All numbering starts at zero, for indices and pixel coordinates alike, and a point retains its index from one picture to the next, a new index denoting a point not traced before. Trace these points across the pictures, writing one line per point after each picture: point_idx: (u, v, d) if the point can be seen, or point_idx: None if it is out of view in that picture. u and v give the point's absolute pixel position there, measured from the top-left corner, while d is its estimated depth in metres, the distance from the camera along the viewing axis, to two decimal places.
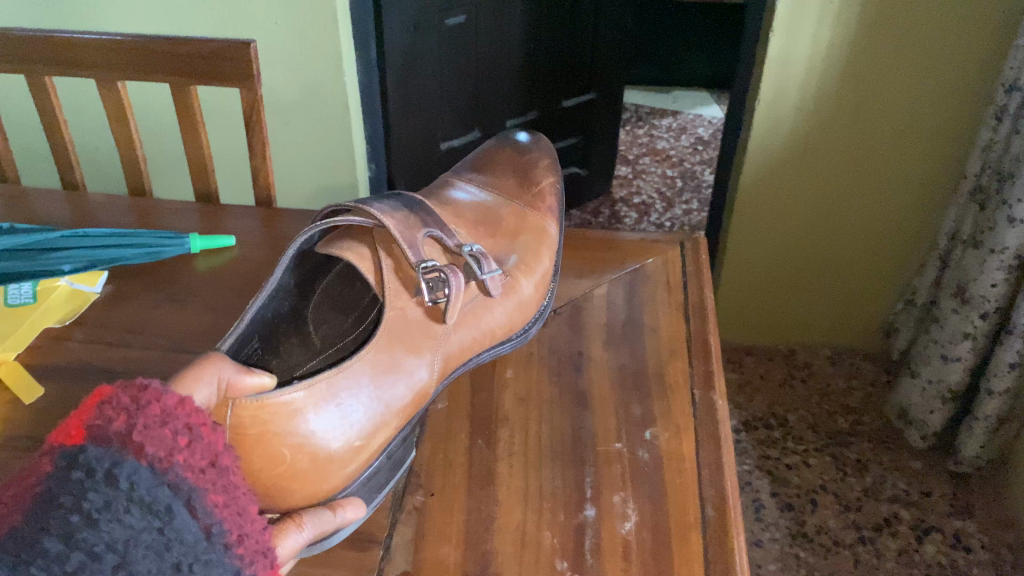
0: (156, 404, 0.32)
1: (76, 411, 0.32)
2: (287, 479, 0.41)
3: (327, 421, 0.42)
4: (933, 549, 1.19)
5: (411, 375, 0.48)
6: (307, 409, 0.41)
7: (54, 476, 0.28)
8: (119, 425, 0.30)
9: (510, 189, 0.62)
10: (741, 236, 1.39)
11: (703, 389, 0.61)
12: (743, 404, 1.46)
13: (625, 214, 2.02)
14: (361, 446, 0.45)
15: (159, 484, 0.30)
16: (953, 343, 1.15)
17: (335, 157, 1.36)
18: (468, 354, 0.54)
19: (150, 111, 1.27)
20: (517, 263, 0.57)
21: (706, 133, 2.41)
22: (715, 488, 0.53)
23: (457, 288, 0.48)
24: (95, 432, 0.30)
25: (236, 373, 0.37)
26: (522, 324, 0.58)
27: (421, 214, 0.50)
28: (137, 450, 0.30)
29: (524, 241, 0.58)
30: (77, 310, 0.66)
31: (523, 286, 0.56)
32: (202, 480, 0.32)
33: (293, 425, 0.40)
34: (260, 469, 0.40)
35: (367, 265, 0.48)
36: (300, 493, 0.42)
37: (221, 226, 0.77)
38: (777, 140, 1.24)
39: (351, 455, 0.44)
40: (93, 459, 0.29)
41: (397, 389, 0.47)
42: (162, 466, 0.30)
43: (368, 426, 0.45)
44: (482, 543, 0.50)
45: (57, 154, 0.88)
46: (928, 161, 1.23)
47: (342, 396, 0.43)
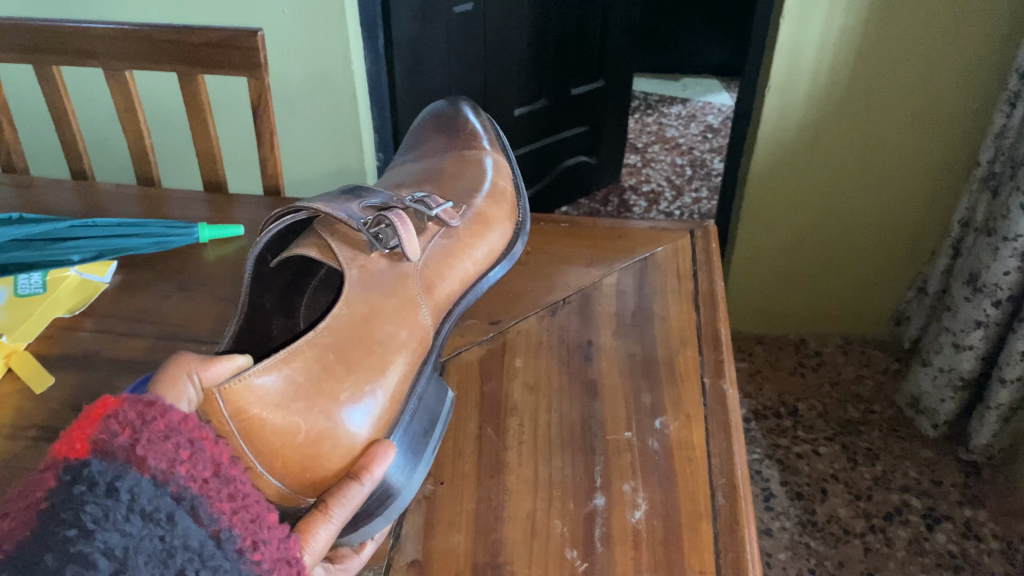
0: (161, 420, 0.32)
1: (78, 421, 0.32)
2: (315, 444, 0.41)
3: (321, 380, 0.42)
4: (944, 538, 1.18)
5: (407, 320, 0.48)
6: (291, 377, 0.40)
7: (59, 491, 0.28)
8: (123, 439, 0.31)
9: (444, 146, 0.65)
10: (752, 225, 1.38)
11: (713, 377, 0.60)
12: (753, 392, 1.45)
13: (634, 203, 2.02)
14: (375, 389, 0.45)
15: (161, 494, 0.30)
16: (965, 331, 1.15)
17: (343, 146, 1.36)
18: (459, 292, 0.54)
19: (158, 100, 1.27)
20: (477, 193, 0.58)
21: (716, 120, 2.40)
22: (725, 476, 0.53)
23: (407, 234, 0.48)
24: (100, 445, 0.30)
25: (203, 364, 0.36)
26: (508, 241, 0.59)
27: (356, 193, 0.50)
28: (140, 463, 0.30)
29: (471, 172, 0.61)
30: (87, 299, 0.66)
31: (488, 207, 0.58)
32: (206, 490, 0.32)
33: (288, 394, 0.40)
34: (287, 445, 0.40)
35: (314, 248, 0.46)
36: (336, 452, 0.42)
37: (230, 215, 0.77)
38: (788, 128, 1.24)
39: (368, 407, 0.44)
40: (96, 472, 0.29)
41: (397, 330, 0.47)
42: (164, 478, 0.31)
43: (376, 373, 0.45)
44: (492, 532, 0.50)
45: (65, 144, 0.88)
46: (940, 148, 1.22)
47: (329, 351, 0.43)
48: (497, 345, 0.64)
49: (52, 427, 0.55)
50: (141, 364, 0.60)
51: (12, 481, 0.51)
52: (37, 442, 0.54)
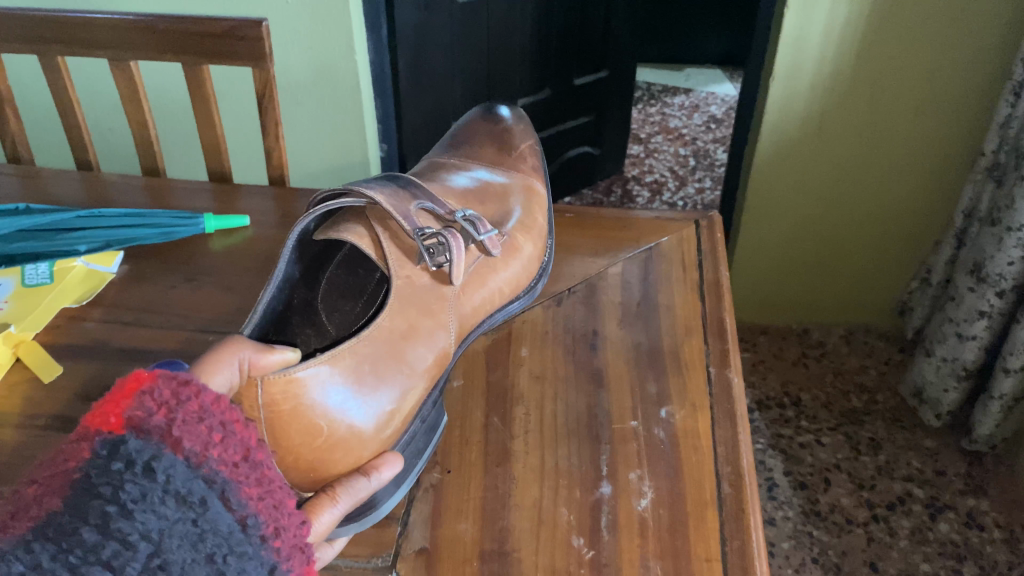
0: (195, 400, 0.32)
1: (114, 393, 0.33)
2: (328, 449, 0.42)
3: (355, 389, 0.42)
4: (947, 527, 1.18)
5: (433, 340, 0.48)
6: (332, 379, 0.41)
7: (95, 465, 0.29)
8: (159, 419, 0.31)
9: (490, 158, 0.63)
10: (756, 214, 1.38)
11: (718, 366, 0.60)
12: (756, 382, 1.45)
13: (637, 193, 2.02)
14: (399, 402, 0.45)
15: (194, 477, 0.30)
16: (968, 321, 1.15)
17: (347, 135, 1.36)
18: (484, 314, 0.54)
19: (162, 91, 1.27)
20: (514, 221, 0.57)
21: (718, 111, 2.39)
22: (731, 465, 0.53)
23: (459, 251, 0.47)
24: (135, 423, 0.31)
25: (257, 353, 0.37)
26: (530, 278, 0.58)
27: (410, 188, 0.50)
28: (174, 444, 0.31)
29: (512, 197, 0.59)
30: (94, 291, 0.66)
31: (523, 242, 0.57)
32: (236, 474, 0.32)
33: (323, 395, 0.40)
34: (310, 440, 0.41)
35: (365, 240, 0.46)
36: (345, 459, 0.43)
37: (235, 206, 0.77)
38: (793, 119, 1.23)
39: (382, 421, 0.44)
40: (134, 451, 0.30)
41: (425, 352, 0.47)
42: (197, 461, 0.31)
43: (399, 392, 0.45)
44: (499, 520, 0.50)
45: (70, 134, 0.88)
46: (944, 138, 1.21)
47: (365, 364, 0.43)
48: (503, 335, 0.64)
49: (61, 417, 0.55)
50: (148, 354, 0.60)
51: (20, 470, 0.51)
52: (46, 431, 0.54)
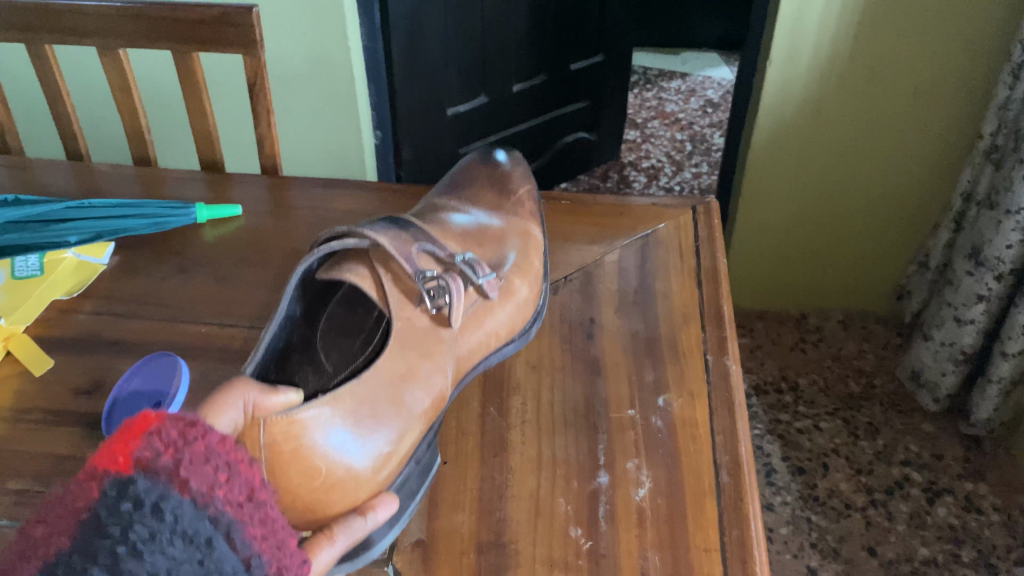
0: (201, 441, 0.32)
1: (119, 435, 0.31)
2: (326, 492, 0.40)
3: (355, 432, 0.41)
4: (945, 511, 1.18)
5: (429, 382, 0.47)
6: (332, 422, 0.40)
7: (103, 506, 0.28)
8: (166, 459, 0.30)
9: (488, 202, 0.61)
10: (754, 200, 1.37)
11: (716, 354, 0.60)
12: (753, 368, 1.45)
13: (634, 178, 2.01)
14: (398, 443, 0.44)
15: (201, 518, 0.29)
16: (966, 305, 1.14)
17: (341, 122, 1.35)
18: (476, 359, 0.53)
19: (153, 79, 1.26)
20: (512, 271, 0.55)
21: (715, 95, 2.38)
22: (729, 454, 0.53)
23: (458, 294, 0.47)
24: (143, 464, 0.30)
25: (262, 394, 0.36)
26: (523, 323, 0.56)
27: (412, 229, 0.49)
28: (182, 484, 0.30)
29: (509, 244, 0.57)
30: (86, 281, 0.66)
31: (519, 286, 0.55)
32: (241, 515, 0.31)
33: (323, 437, 0.39)
34: (309, 481, 0.39)
35: (368, 281, 0.46)
36: (342, 501, 0.42)
37: (228, 195, 0.76)
38: (790, 102, 1.22)
39: (380, 463, 0.43)
40: (143, 491, 0.29)
41: (422, 395, 0.46)
42: (204, 501, 0.30)
43: (397, 434, 0.44)
44: (496, 511, 0.50)
45: (60, 124, 0.87)
46: (942, 121, 1.21)
47: (364, 406, 0.42)
48: None
49: (53, 412, 0.55)
50: (141, 349, 0.60)
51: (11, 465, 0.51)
52: (38, 426, 0.54)
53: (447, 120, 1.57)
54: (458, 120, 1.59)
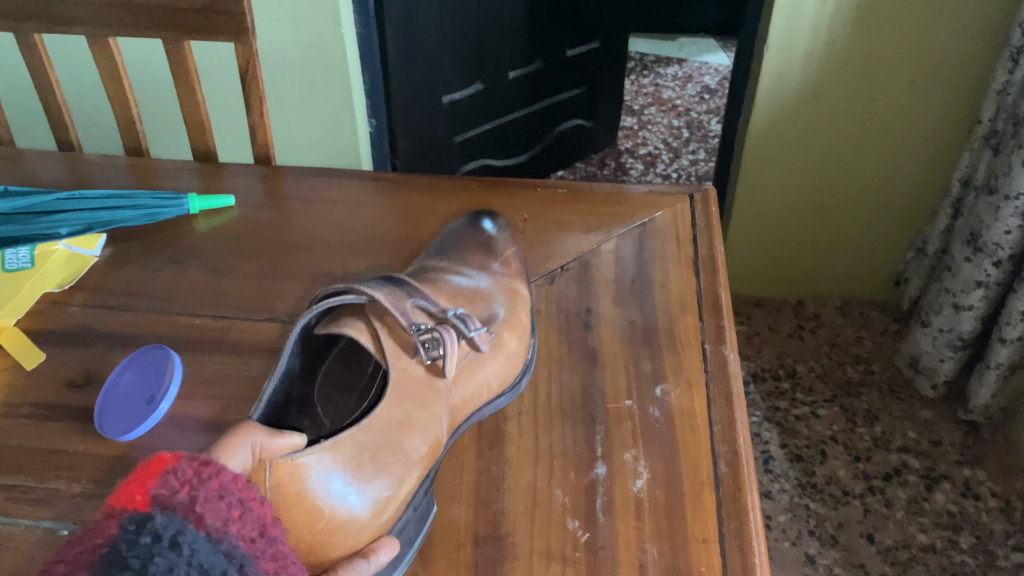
0: (215, 478, 0.33)
1: (137, 476, 0.32)
2: (328, 534, 0.40)
3: (356, 476, 0.41)
4: (943, 498, 1.19)
5: (426, 428, 0.46)
6: (334, 467, 0.40)
7: (123, 538, 0.29)
8: (183, 496, 0.31)
9: (476, 257, 0.60)
10: (752, 187, 1.36)
11: (714, 343, 0.59)
12: (751, 355, 1.44)
13: (631, 165, 2.00)
14: (398, 488, 0.43)
15: (215, 551, 0.30)
16: (965, 292, 1.14)
17: (336, 111, 1.34)
18: (466, 413, 0.51)
19: (145, 69, 1.25)
20: (502, 326, 0.54)
21: (712, 81, 2.37)
22: (727, 444, 0.52)
23: (453, 345, 0.46)
24: (161, 501, 0.31)
25: (269, 436, 0.37)
26: (512, 374, 0.53)
27: (405, 285, 0.48)
28: (197, 520, 0.31)
29: (499, 299, 0.56)
30: (78, 273, 0.65)
31: (509, 339, 0.53)
32: (253, 549, 0.32)
33: (326, 482, 0.39)
34: (310, 526, 0.39)
35: (366, 334, 0.45)
36: (343, 543, 0.41)
37: (221, 186, 0.75)
38: (788, 88, 1.22)
39: (379, 506, 0.42)
40: (161, 526, 0.30)
41: (419, 442, 0.45)
42: (218, 536, 0.31)
43: (395, 479, 0.43)
44: (493, 503, 0.49)
45: (50, 114, 0.86)
46: (941, 106, 1.20)
47: (365, 452, 0.42)
48: None
49: (46, 407, 0.55)
50: (134, 344, 0.59)
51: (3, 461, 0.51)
52: (30, 422, 0.54)
53: (443, 107, 1.56)
54: (454, 108, 1.58)
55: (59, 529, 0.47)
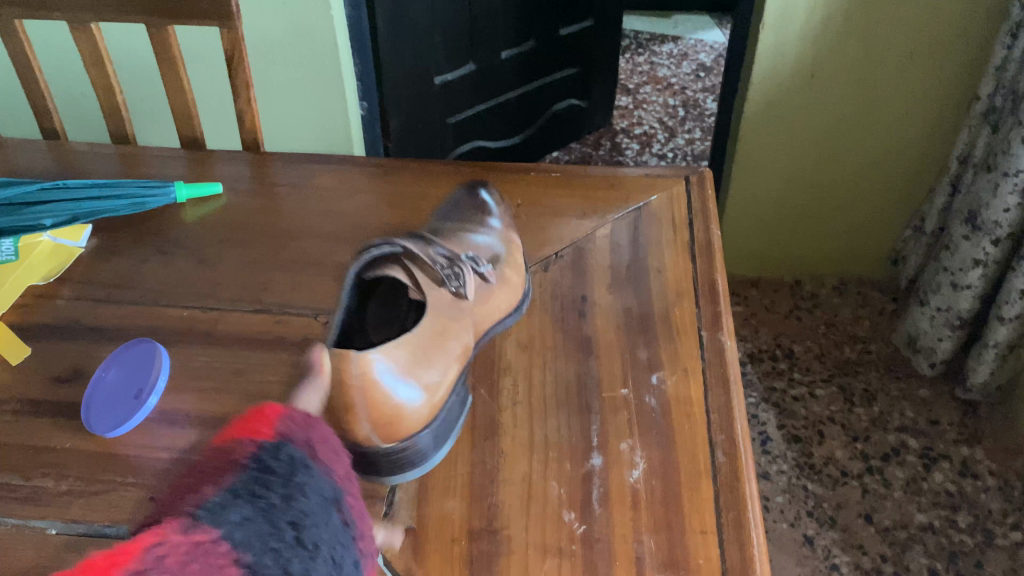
0: (320, 429, 0.41)
1: (259, 415, 0.40)
2: (400, 411, 0.46)
3: (411, 369, 0.46)
4: (941, 477, 1.18)
5: (461, 333, 0.51)
6: (395, 361, 0.45)
7: (263, 456, 0.37)
8: (302, 437, 0.39)
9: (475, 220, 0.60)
10: (748, 165, 1.35)
11: (710, 329, 0.58)
12: (748, 336, 1.43)
13: (626, 146, 1.98)
14: (446, 379, 0.49)
15: (328, 481, 0.38)
16: (963, 270, 1.13)
17: (327, 95, 1.32)
18: (485, 329, 0.55)
19: (130, 54, 1.23)
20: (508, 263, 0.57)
21: (708, 59, 2.34)
22: (724, 432, 0.51)
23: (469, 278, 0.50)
24: (283, 435, 0.39)
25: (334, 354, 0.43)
26: (516, 298, 0.57)
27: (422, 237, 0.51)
28: (314, 456, 0.39)
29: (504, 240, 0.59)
30: (61, 266, 0.64)
31: (511, 275, 0.57)
32: (347, 488, 0.40)
33: (391, 373, 0.45)
34: (385, 408, 0.45)
35: (402, 272, 0.48)
36: (412, 418, 0.46)
37: (209, 173, 0.74)
38: (784, 66, 1.20)
39: (434, 389, 0.48)
40: (291, 451, 0.38)
41: (457, 344, 0.50)
42: (326, 471, 0.39)
43: (444, 369, 0.48)
44: (487, 496, 0.49)
45: (33, 101, 0.85)
46: (939, 82, 1.19)
47: (417, 350, 0.47)
48: None
49: (32, 403, 0.54)
50: (121, 338, 0.58)
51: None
52: (15, 419, 0.53)
53: (435, 89, 1.54)
54: (446, 89, 1.56)
55: (45, 528, 0.47)
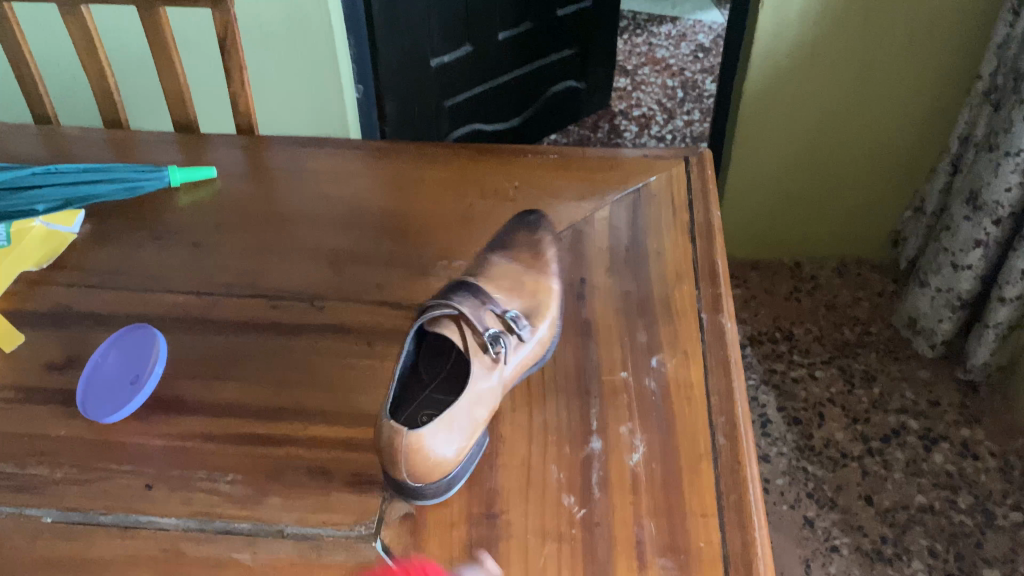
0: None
1: None
2: (428, 468, 0.44)
3: (448, 432, 0.44)
4: (942, 458, 1.18)
5: (489, 392, 0.47)
6: (440, 433, 0.44)
7: None
8: None
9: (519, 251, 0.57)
10: (748, 146, 1.34)
11: (710, 312, 0.58)
12: (748, 318, 1.43)
13: (625, 128, 1.97)
14: (475, 433, 0.47)
15: None
16: (964, 251, 1.13)
17: (322, 78, 1.31)
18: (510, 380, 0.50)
19: (123, 38, 1.22)
20: (545, 317, 0.52)
21: (706, 39, 2.33)
22: (725, 414, 0.51)
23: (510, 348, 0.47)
24: None
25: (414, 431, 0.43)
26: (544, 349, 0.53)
27: (481, 295, 0.49)
28: None
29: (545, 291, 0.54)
30: (55, 252, 0.63)
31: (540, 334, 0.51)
32: None
33: (436, 442, 0.44)
34: (416, 461, 0.44)
35: (457, 333, 0.47)
36: (434, 472, 0.45)
37: (203, 157, 0.73)
38: (784, 46, 1.19)
39: (458, 447, 0.45)
40: None
41: (484, 403, 0.47)
42: None
43: (468, 431, 0.46)
44: (486, 481, 0.48)
45: (24, 85, 0.84)
46: (941, 60, 1.18)
47: (456, 415, 0.45)
48: None
49: (25, 390, 0.54)
50: (115, 325, 0.58)
51: None
52: (9, 407, 0.52)
53: (431, 71, 1.53)
54: (442, 71, 1.54)
55: (40, 517, 0.46)
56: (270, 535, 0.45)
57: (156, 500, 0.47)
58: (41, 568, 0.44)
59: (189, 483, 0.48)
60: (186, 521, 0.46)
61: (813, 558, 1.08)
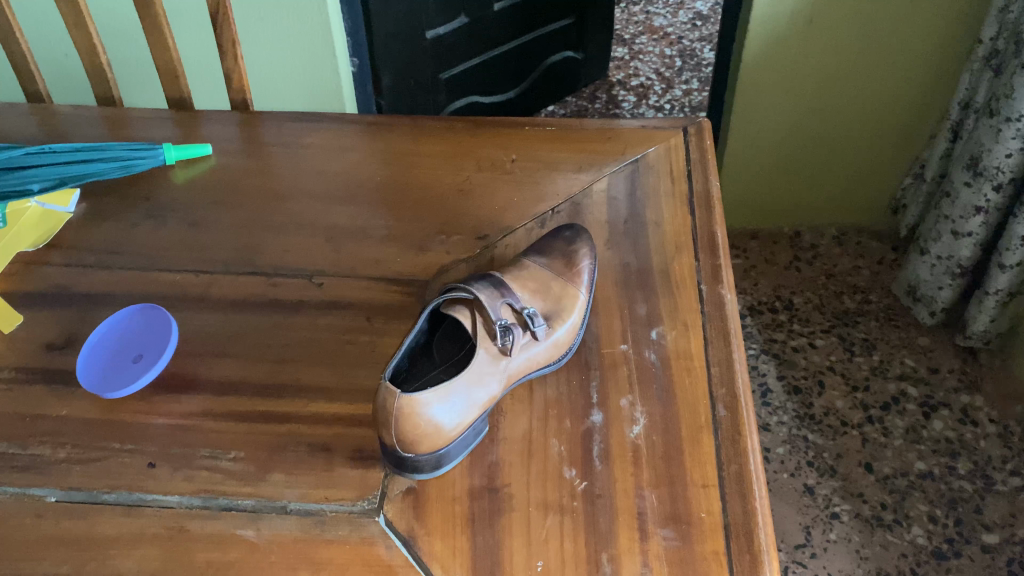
0: None
1: None
2: (416, 436, 0.44)
3: (440, 404, 0.44)
4: (941, 425, 1.19)
5: (490, 380, 0.47)
6: (432, 401, 0.44)
7: None
8: None
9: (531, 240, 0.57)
10: (748, 115, 1.33)
11: (710, 283, 0.58)
12: (748, 288, 1.42)
13: (623, 98, 1.96)
14: (470, 415, 0.46)
15: None
16: (964, 218, 1.12)
17: (317, 51, 1.30)
18: (518, 377, 0.50)
19: (114, 14, 1.21)
20: (566, 321, 0.52)
21: (705, 7, 2.30)
22: (725, 386, 0.51)
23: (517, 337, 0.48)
24: None
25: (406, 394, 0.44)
26: (557, 353, 0.52)
27: (504, 288, 0.50)
28: None
29: (570, 299, 0.53)
30: (51, 232, 0.63)
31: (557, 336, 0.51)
32: None
33: (427, 410, 0.44)
34: (404, 424, 0.44)
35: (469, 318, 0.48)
36: (424, 443, 0.45)
37: (197, 133, 0.73)
38: (783, 14, 1.18)
39: (452, 421, 0.45)
40: None
41: (483, 388, 0.47)
42: None
43: (464, 408, 0.46)
44: (487, 455, 0.48)
45: (15, 63, 0.83)
46: (941, 26, 1.17)
47: (451, 387, 0.45)
48: (485, 259, 0.60)
49: (25, 371, 0.54)
50: (114, 304, 0.58)
51: None
52: (9, 387, 0.52)
53: (427, 43, 1.51)
54: (438, 43, 1.53)
55: (45, 496, 0.47)
56: (274, 511, 0.46)
57: (159, 478, 0.47)
58: (47, 547, 0.45)
59: (192, 461, 0.48)
60: (190, 498, 0.46)
61: (813, 525, 1.09)
